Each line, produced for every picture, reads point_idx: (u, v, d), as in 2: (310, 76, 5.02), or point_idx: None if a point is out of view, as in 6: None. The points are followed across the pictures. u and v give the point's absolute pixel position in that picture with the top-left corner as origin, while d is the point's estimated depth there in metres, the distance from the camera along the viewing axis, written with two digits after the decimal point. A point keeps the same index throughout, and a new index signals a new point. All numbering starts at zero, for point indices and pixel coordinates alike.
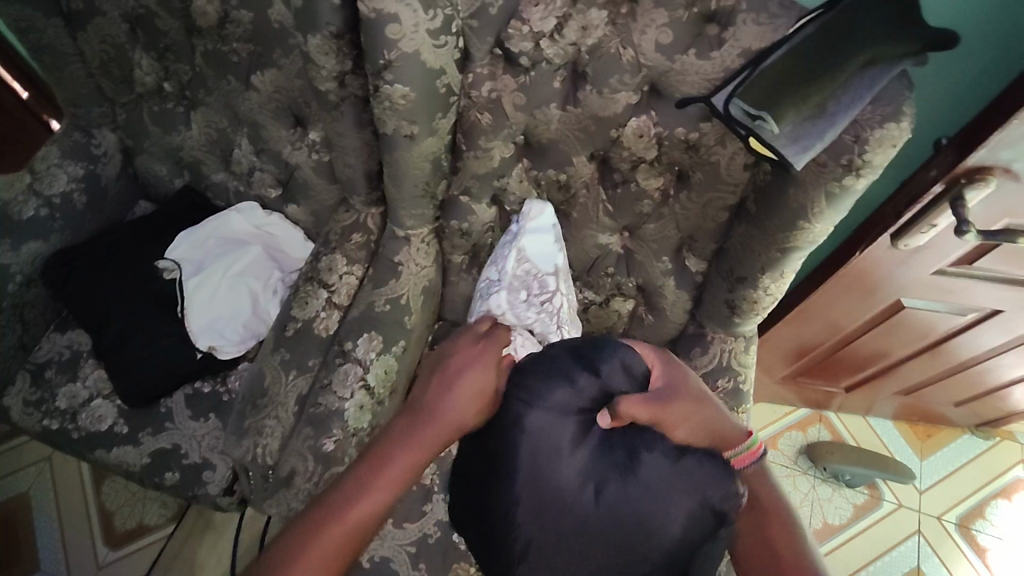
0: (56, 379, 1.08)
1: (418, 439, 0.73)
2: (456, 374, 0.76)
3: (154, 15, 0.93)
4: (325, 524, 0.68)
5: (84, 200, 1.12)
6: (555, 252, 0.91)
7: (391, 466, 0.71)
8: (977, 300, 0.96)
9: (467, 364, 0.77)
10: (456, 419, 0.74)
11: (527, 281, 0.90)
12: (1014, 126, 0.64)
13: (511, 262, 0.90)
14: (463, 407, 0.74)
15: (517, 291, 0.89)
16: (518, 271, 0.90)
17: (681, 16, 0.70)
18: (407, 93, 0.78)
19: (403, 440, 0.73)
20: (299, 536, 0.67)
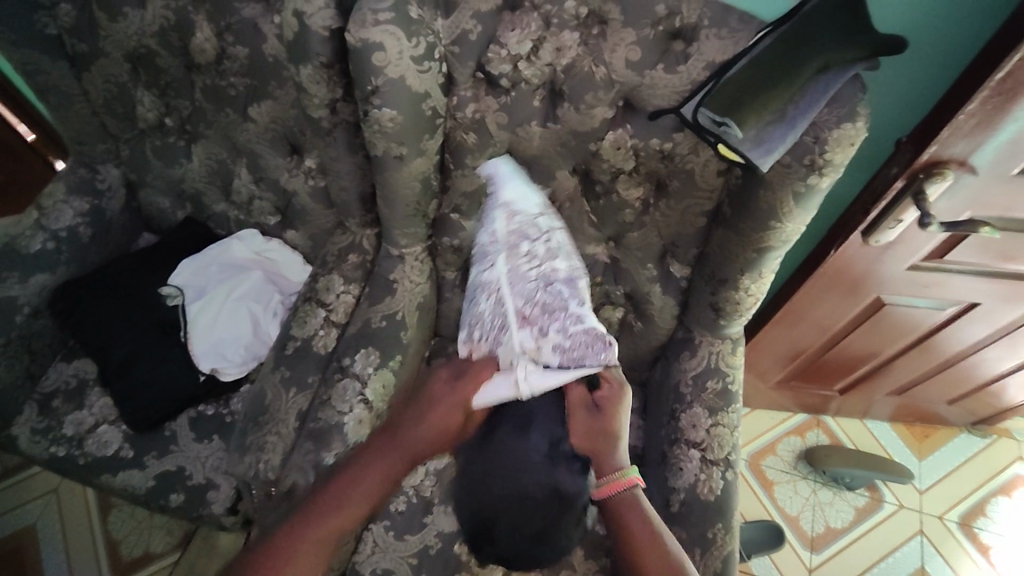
0: (63, 407, 1.11)
1: (393, 461, 0.82)
2: (432, 402, 0.82)
3: (154, 54, 0.98)
4: (309, 517, 0.77)
5: (89, 233, 1.16)
6: (532, 197, 0.86)
7: (360, 479, 0.80)
8: (953, 293, 0.99)
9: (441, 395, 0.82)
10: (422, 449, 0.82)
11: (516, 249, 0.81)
12: (960, 121, 0.69)
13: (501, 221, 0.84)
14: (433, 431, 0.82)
15: (517, 250, 0.81)
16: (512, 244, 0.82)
17: (648, 34, 0.75)
18: (394, 116, 0.82)
19: (382, 459, 0.82)
20: (289, 527, 0.77)
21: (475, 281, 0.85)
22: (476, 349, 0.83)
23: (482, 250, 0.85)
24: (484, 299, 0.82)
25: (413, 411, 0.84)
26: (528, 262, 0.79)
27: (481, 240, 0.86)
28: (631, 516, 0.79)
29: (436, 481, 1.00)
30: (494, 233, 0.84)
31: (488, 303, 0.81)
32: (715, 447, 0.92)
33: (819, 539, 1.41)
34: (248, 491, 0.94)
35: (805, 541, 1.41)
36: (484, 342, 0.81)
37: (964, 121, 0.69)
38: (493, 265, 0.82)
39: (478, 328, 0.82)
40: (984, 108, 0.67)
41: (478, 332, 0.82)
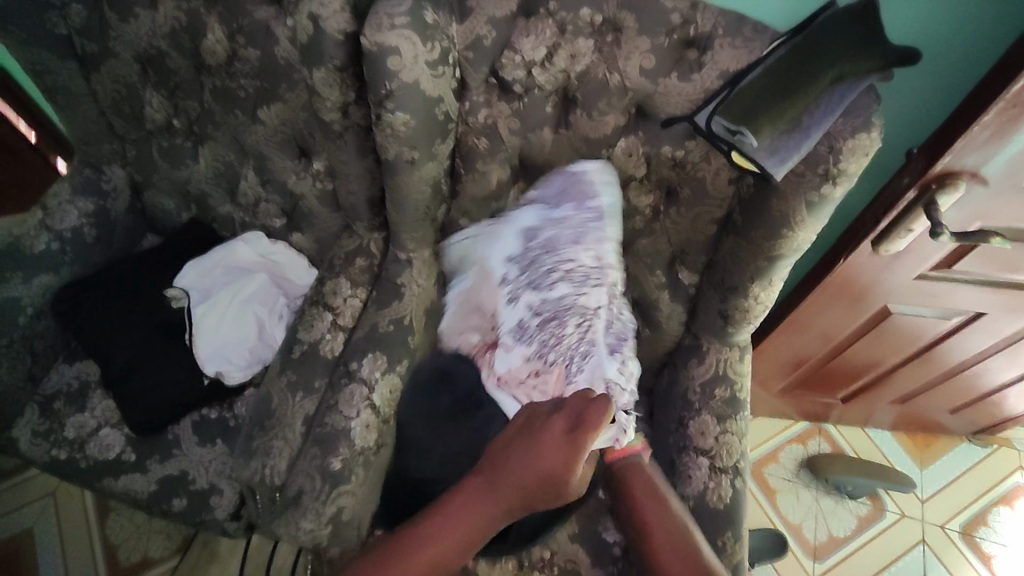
0: (64, 410, 1.10)
1: (493, 492, 0.75)
2: (535, 432, 0.75)
3: (165, 55, 0.97)
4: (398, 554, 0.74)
5: (94, 234, 1.15)
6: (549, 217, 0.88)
7: (454, 522, 0.75)
8: (960, 303, 1.00)
9: (541, 423, 0.75)
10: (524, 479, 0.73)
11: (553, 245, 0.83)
12: (975, 132, 0.69)
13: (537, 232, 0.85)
14: (538, 490, 0.73)
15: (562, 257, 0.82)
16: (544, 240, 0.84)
17: (663, 41, 0.75)
18: (408, 121, 0.82)
19: (478, 492, 0.76)
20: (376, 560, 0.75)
21: (541, 304, 0.81)
22: (551, 373, 0.81)
23: (580, 274, 0.80)
24: (578, 327, 0.79)
25: (521, 438, 0.76)
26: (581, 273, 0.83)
27: (577, 262, 0.81)
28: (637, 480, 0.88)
29: None
30: (598, 263, 0.81)
31: (575, 324, 0.80)
32: (724, 454, 0.92)
33: (821, 548, 1.41)
34: (252, 496, 0.93)
35: (808, 549, 1.41)
36: (561, 362, 0.80)
37: (978, 132, 0.69)
38: (592, 294, 0.80)
39: (553, 346, 0.80)
40: (999, 120, 0.68)
41: (552, 351, 0.80)
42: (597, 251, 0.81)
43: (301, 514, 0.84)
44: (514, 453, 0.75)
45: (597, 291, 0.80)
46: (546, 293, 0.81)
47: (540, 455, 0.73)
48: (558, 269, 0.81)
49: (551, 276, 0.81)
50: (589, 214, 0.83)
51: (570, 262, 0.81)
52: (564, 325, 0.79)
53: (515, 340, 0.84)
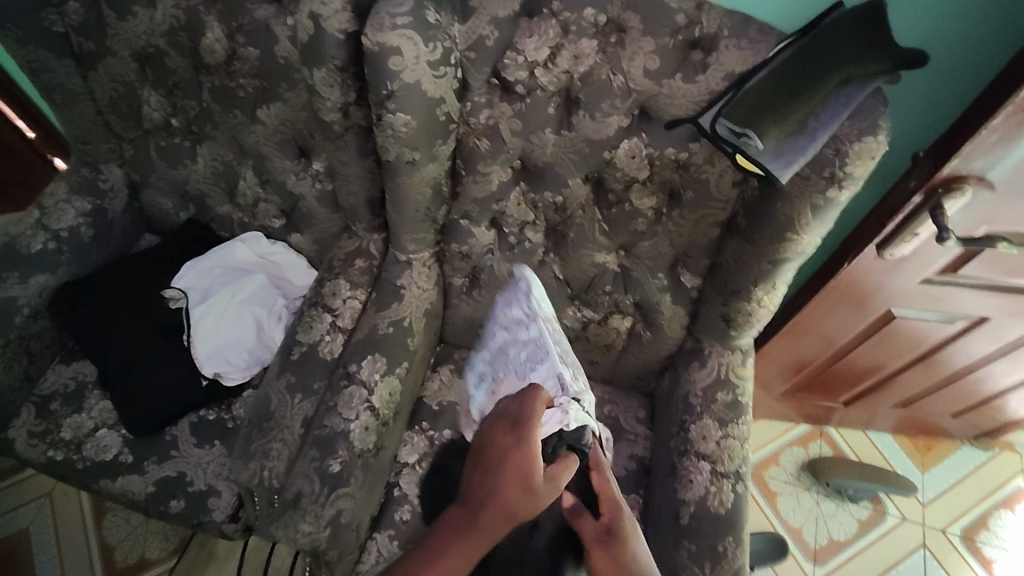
0: (61, 410, 1.09)
1: (467, 537, 0.69)
2: (500, 458, 0.70)
3: (163, 54, 0.96)
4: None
5: (91, 233, 1.14)
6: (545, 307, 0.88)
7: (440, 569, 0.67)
8: (965, 307, 0.99)
9: (506, 449, 0.70)
10: (493, 514, 0.68)
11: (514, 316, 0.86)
12: (983, 137, 0.69)
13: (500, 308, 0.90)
14: (519, 509, 0.68)
15: (514, 318, 0.86)
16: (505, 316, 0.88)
17: (667, 43, 0.74)
18: (409, 121, 0.81)
19: (456, 535, 0.69)
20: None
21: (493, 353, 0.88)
22: (501, 390, 0.83)
23: (512, 321, 0.86)
24: (518, 346, 0.83)
25: (484, 467, 0.71)
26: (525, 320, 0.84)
27: (510, 316, 0.87)
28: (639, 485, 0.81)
29: None
30: (530, 311, 0.84)
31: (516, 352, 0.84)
32: (726, 459, 0.91)
33: (821, 552, 1.41)
34: (251, 498, 0.92)
35: (808, 553, 1.40)
36: (511, 376, 0.83)
37: (986, 136, 0.69)
38: (533, 326, 0.82)
39: (504, 368, 0.84)
40: (1007, 124, 0.67)
41: (502, 373, 0.84)
42: (527, 300, 0.85)
43: (299, 517, 0.83)
44: (485, 485, 0.70)
45: (531, 326, 0.82)
46: (492, 342, 0.89)
47: (505, 481, 0.69)
48: (501, 326, 0.88)
49: (496, 333, 0.89)
50: (519, 293, 0.87)
51: (507, 318, 0.88)
52: (509, 354, 0.85)
53: (479, 388, 0.89)
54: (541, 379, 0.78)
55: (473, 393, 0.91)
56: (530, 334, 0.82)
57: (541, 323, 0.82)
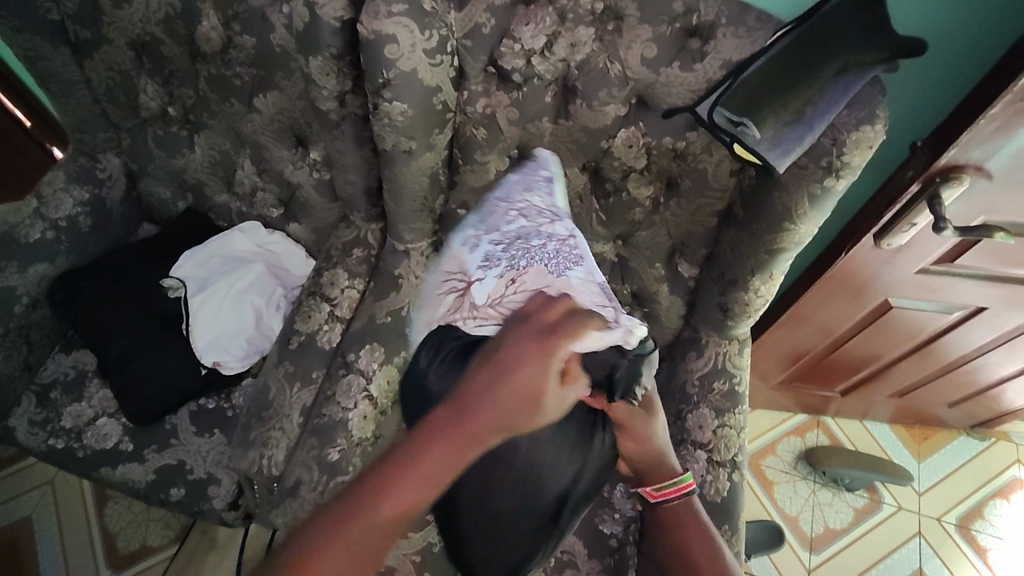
0: (61, 399, 1.10)
1: (448, 443, 0.60)
2: (511, 364, 0.64)
3: (159, 42, 0.96)
4: (350, 518, 0.58)
5: (90, 222, 1.14)
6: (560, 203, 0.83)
7: (421, 475, 0.59)
8: (962, 298, 0.99)
9: (521, 354, 0.64)
10: (486, 422, 0.61)
11: (537, 207, 0.78)
12: (980, 126, 0.68)
13: (520, 193, 0.80)
14: (518, 422, 0.63)
15: (534, 208, 0.78)
16: (525, 202, 0.79)
17: (665, 31, 0.74)
18: (405, 110, 0.81)
19: (442, 436, 0.61)
20: (326, 524, 0.58)
21: (507, 234, 0.76)
22: (524, 278, 0.72)
23: (535, 210, 0.78)
24: (548, 236, 0.75)
25: (489, 372, 0.63)
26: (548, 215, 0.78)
27: (533, 204, 0.79)
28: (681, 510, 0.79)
29: None
30: (552, 204, 0.79)
31: (542, 242, 0.75)
32: (721, 448, 0.92)
33: (818, 540, 1.42)
34: (250, 486, 0.93)
35: (804, 541, 1.42)
36: (537, 261, 0.73)
37: (984, 125, 0.68)
38: (560, 225, 0.77)
39: (525, 254, 0.74)
40: (1005, 113, 0.66)
41: (526, 260, 0.73)
42: (549, 190, 0.81)
43: (298, 504, 0.84)
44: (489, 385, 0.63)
45: (559, 223, 0.77)
46: (506, 226, 0.77)
47: (513, 386, 0.63)
48: (515, 210, 0.78)
49: (509, 218, 0.78)
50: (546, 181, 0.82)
51: (524, 204, 0.79)
52: (532, 242, 0.75)
53: (481, 266, 0.76)
54: (581, 281, 0.72)
55: (475, 277, 0.76)
56: (560, 233, 0.76)
57: (569, 225, 0.78)
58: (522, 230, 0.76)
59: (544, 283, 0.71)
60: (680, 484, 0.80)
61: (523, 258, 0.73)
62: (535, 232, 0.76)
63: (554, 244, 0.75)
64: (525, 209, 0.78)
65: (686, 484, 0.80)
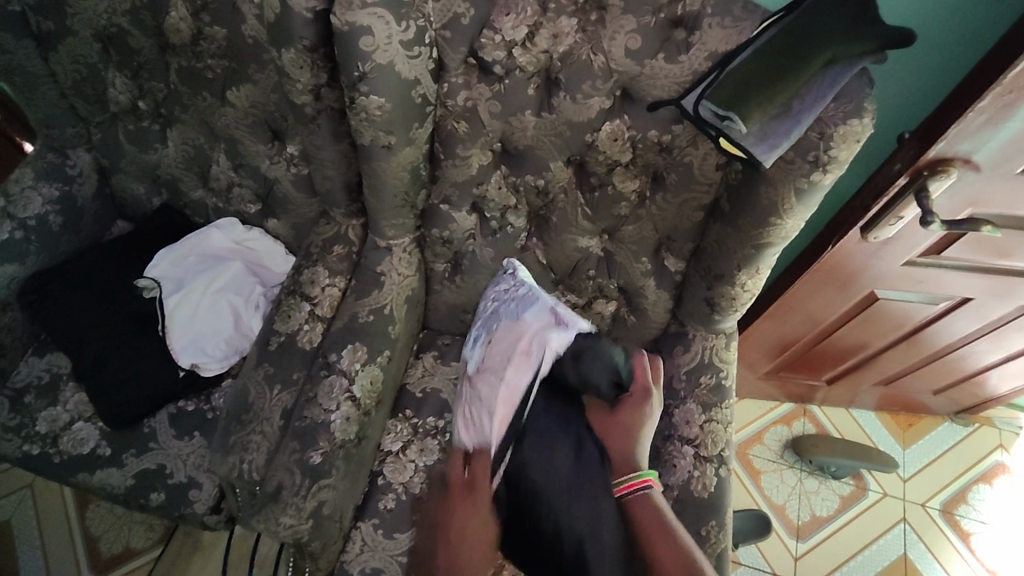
0: (35, 404, 1.07)
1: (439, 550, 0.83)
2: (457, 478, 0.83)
3: (126, 34, 0.92)
4: None
5: (60, 221, 1.10)
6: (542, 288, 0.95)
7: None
8: (948, 289, 0.99)
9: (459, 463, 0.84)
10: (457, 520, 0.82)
11: (501, 292, 0.94)
12: (969, 118, 0.67)
13: (489, 294, 0.97)
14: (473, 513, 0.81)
15: (498, 290, 0.95)
16: (494, 293, 0.95)
17: (649, 22, 0.72)
18: (383, 105, 0.79)
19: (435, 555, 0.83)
20: None
21: (485, 319, 0.94)
22: (496, 337, 0.89)
23: (500, 292, 0.94)
24: (507, 299, 0.92)
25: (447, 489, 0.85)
26: (500, 290, 0.95)
27: (501, 287, 0.95)
28: (642, 513, 0.77)
29: (426, 477, 0.99)
30: (513, 283, 0.94)
31: (507, 306, 0.91)
32: (709, 444, 0.91)
33: (804, 528, 1.43)
34: (232, 490, 0.91)
35: (791, 529, 1.43)
36: (506, 321, 0.89)
37: (973, 118, 0.67)
38: (520, 286, 0.93)
39: (496, 320, 0.91)
40: (994, 105, 0.65)
41: (495, 323, 0.91)
42: (512, 276, 0.95)
43: (280, 509, 0.82)
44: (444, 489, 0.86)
45: (519, 287, 0.93)
46: (483, 313, 0.96)
47: (451, 474, 0.85)
48: (489, 301, 0.95)
49: (485, 305, 0.96)
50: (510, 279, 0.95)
51: (495, 292, 0.96)
52: (500, 309, 0.92)
53: (474, 347, 0.92)
54: (534, 314, 0.88)
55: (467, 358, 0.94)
56: (518, 292, 0.92)
57: (530, 286, 0.93)
58: (490, 309, 0.94)
59: (510, 344, 0.86)
60: (644, 477, 0.79)
61: (494, 326, 0.90)
62: (503, 303, 0.92)
63: (512, 300, 0.91)
64: (495, 295, 0.95)
65: (646, 478, 0.79)
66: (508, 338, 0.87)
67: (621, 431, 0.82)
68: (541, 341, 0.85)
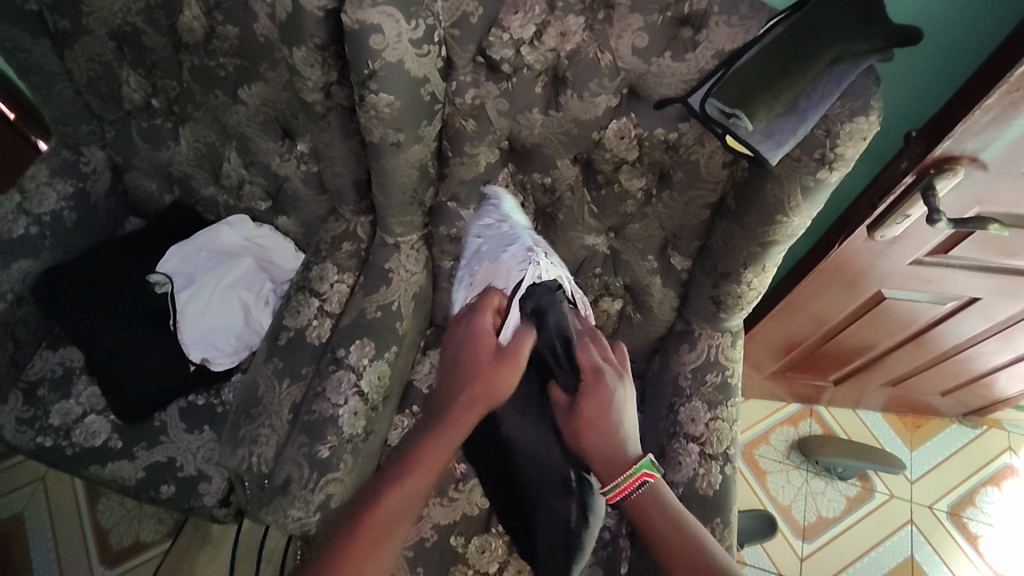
0: (49, 397, 1.08)
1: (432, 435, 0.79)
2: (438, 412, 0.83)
3: (140, 32, 0.94)
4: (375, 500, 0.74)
5: (74, 217, 1.12)
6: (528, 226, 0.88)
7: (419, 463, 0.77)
8: (955, 288, 0.99)
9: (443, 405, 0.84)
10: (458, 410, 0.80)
11: (490, 227, 0.85)
12: (976, 117, 0.67)
13: (477, 221, 0.88)
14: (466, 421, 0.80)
15: (485, 225, 0.86)
16: (482, 225, 0.87)
17: (656, 20, 0.72)
18: (392, 102, 0.80)
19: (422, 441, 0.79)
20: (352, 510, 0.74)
21: (469, 252, 0.86)
22: (476, 279, 0.82)
23: (486, 228, 0.86)
24: (493, 236, 0.84)
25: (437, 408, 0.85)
26: (485, 226, 0.86)
27: (486, 222, 0.87)
28: (654, 514, 0.72)
29: None
30: (501, 217, 0.86)
31: (486, 243, 0.84)
32: (714, 441, 0.91)
33: (810, 528, 1.43)
34: (241, 482, 0.92)
35: (796, 530, 1.42)
36: (485, 262, 0.81)
37: (979, 116, 0.67)
38: (508, 224, 0.85)
39: (478, 260, 0.83)
40: (1001, 103, 0.65)
41: (476, 262, 0.83)
42: (498, 210, 0.88)
43: (289, 502, 0.83)
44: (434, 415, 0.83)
45: (506, 224, 0.85)
46: (466, 247, 0.88)
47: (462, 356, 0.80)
48: (473, 236, 0.87)
49: (469, 242, 0.87)
50: (492, 206, 0.89)
51: (479, 227, 0.87)
52: (481, 249, 0.84)
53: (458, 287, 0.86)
54: (512, 253, 0.79)
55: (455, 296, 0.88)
56: (503, 230, 0.84)
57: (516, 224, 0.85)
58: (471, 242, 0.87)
59: (484, 288, 0.79)
60: (636, 473, 0.72)
61: (474, 266, 0.83)
62: (485, 241, 0.84)
63: (492, 238, 0.84)
64: (480, 229, 0.87)
65: (645, 473, 0.72)
66: (485, 280, 0.80)
67: (593, 429, 0.77)
68: (517, 282, 0.76)
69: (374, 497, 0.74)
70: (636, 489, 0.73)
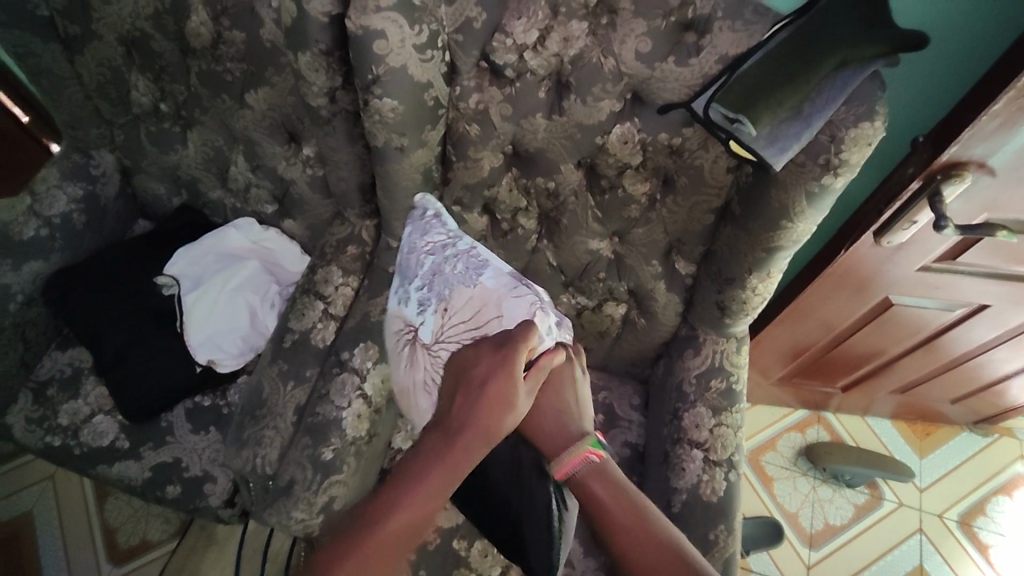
0: (57, 397, 1.10)
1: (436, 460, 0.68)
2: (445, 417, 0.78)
3: (149, 37, 0.95)
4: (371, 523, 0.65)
5: (84, 219, 1.13)
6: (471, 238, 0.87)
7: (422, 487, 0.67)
8: (965, 295, 0.97)
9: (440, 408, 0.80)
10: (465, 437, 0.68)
11: (441, 244, 0.82)
12: (983, 123, 0.66)
13: (420, 237, 0.85)
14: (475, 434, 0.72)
15: (438, 245, 0.82)
16: (429, 242, 0.83)
17: (660, 25, 0.72)
18: (396, 107, 0.80)
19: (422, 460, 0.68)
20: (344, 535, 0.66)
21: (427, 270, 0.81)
22: (452, 305, 0.77)
23: (434, 244, 0.83)
24: (458, 257, 0.80)
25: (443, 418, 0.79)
26: (428, 243, 0.83)
27: (429, 237, 0.84)
28: (595, 485, 0.75)
29: None
30: (450, 234, 0.84)
31: (455, 265, 0.79)
32: (718, 448, 0.91)
33: (817, 536, 1.41)
34: (246, 484, 0.93)
35: (803, 537, 1.41)
36: (460, 287, 0.78)
37: (986, 122, 0.66)
38: (465, 244, 0.82)
39: (446, 283, 0.78)
40: (1008, 109, 0.64)
41: (448, 288, 0.78)
42: (443, 225, 0.85)
43: (292, 504, 0.84)
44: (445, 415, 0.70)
45: (459, 241, 0.83)
46: (418, 271, 0.82)
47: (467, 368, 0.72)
48: (423, 253, 0.82)
49: (417, 262, 0.82)
50: (432, 220, 0.87)
51: (422, 242, 0.84)
52: (445, 269, 0.79)
53: (422, 313, 0.79)
54: (493, 281, 0.78)
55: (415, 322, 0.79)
56: (462, 248, 0.82)
57: (471, 240, 0.83)
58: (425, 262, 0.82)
59: (473, 318, 0.76)
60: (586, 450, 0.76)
61: (446, 288, 0.78)
62: (455, 263, 0.80)
63: (461, 259, 0.80)
64: (427, 243, 0.84)
65: (590, 449, 0.76)
66: (471, 308, 0.77)
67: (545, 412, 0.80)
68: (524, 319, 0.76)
69: (374, 518, 0.65)
70: (580, 465, 0.76)
